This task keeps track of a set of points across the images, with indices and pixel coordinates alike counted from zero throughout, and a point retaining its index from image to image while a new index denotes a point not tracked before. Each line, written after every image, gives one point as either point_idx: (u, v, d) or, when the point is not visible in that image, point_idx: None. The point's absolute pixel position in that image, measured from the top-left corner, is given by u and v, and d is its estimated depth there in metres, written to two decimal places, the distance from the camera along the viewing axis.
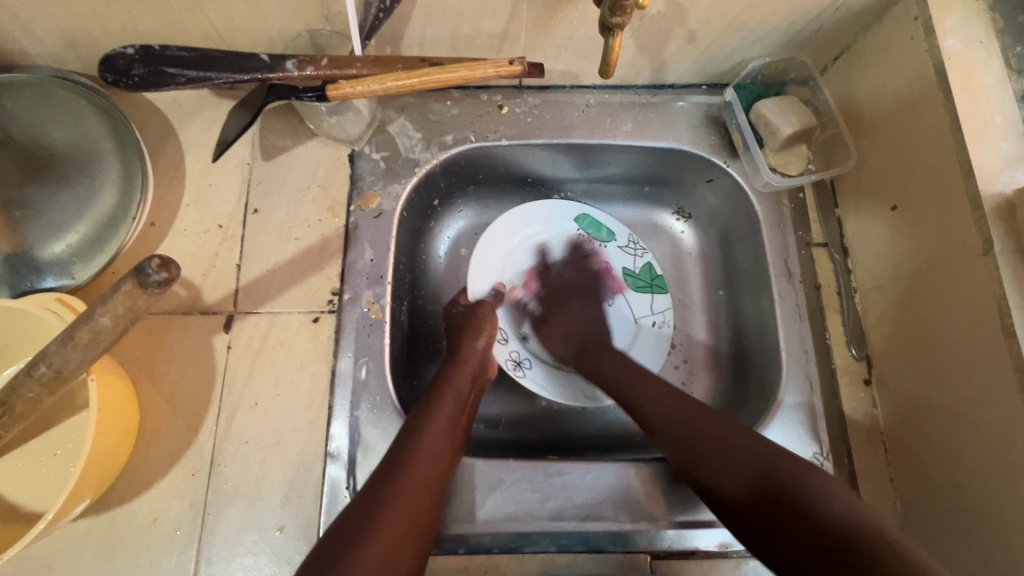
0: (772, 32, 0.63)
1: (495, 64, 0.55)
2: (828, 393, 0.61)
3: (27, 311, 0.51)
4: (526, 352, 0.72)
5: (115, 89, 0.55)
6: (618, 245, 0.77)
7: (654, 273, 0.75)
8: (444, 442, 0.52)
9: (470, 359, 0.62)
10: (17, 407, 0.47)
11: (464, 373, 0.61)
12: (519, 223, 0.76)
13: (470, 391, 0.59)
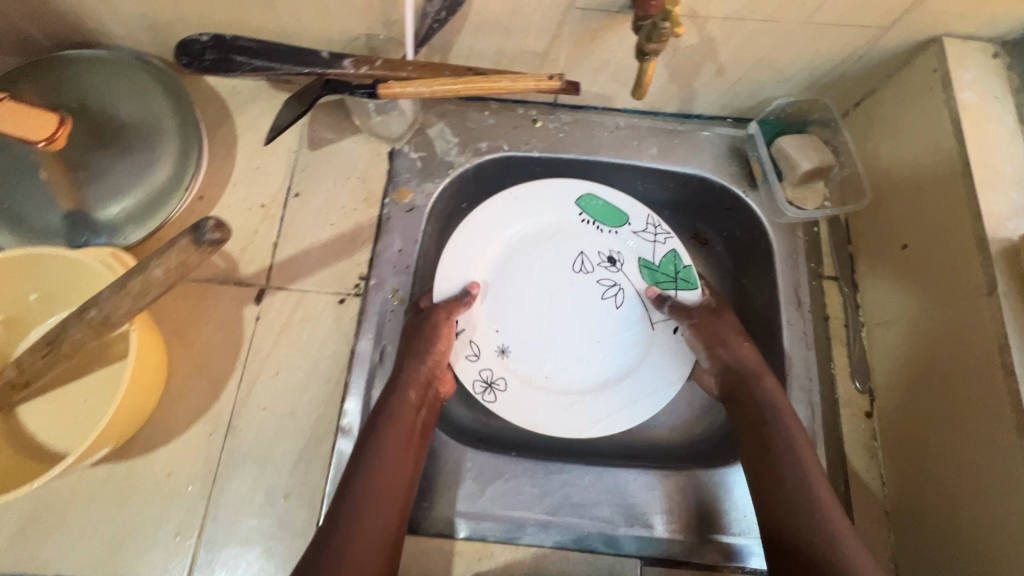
0: (798, 73, 0.67)
1: (536, 78, 0.59)
2: (829, 420, 0.63)
3: (86, 263, 0.55)
4: (499, 371, 0.66)
5: (188, 71, 0.62)
6: (634, 229, 0.73)
7: (677, 264, 0.71)
8: (393, 490, 0.53)
9: (415, 374, 0.59)
10: (64, 347, 0.51)
11: (409, 395, 0.58)
12: (512, 216, 0.72)
13: (416, 414, 0.57)
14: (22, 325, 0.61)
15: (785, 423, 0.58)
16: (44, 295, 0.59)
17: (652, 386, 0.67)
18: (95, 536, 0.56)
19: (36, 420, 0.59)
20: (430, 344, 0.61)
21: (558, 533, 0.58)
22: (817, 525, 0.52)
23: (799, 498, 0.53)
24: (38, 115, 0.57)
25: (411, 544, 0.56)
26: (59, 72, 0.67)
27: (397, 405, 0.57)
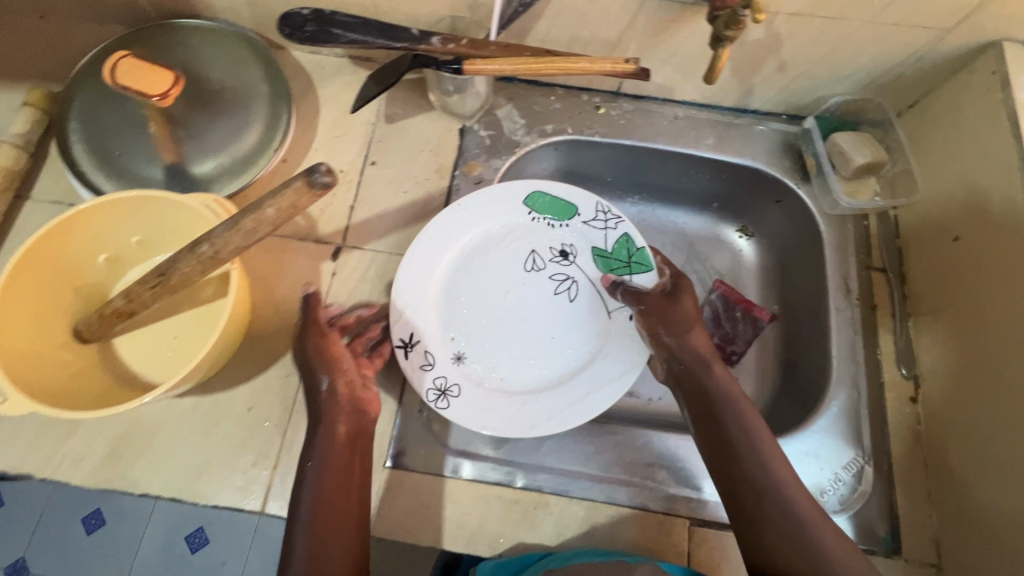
0: (856, 72, 0.70)
1: (613, 60, 0.63)
2: (874, 403, 0.65)
3: (192, 206, 0.59)
4: (454, 377, 0.63)
5: (289, 40, 0.67)
6: (584, 220, 0.70)
7: (630, 248, 0.69)
8: (343, 520, 0.49)
9: (329, 403, 0.54)
10: (173, 279, 0.55)
11: (332, 431, 0.52)
12: (461, 223, 0.69)
13: (345, 450, 0.52)
14: (123, 264, 0.66)
15: (753, 423, 0.54)
16: (146, 238, 0.65)
17: (613, 374, 0.64)
18: (180, 460, 0.60)
19: (134, 354, 0.64)
20: (330, 368, 0.55)
21: (607, 488, 0.61)
22: (796, 540, 0.47)
23: (774, 507, 0.49)
24: (156, 72, 0.62)
25: (472, 486, 0.60)
26: (167, 40, 0.73)
27: (324, 450, 0.52)
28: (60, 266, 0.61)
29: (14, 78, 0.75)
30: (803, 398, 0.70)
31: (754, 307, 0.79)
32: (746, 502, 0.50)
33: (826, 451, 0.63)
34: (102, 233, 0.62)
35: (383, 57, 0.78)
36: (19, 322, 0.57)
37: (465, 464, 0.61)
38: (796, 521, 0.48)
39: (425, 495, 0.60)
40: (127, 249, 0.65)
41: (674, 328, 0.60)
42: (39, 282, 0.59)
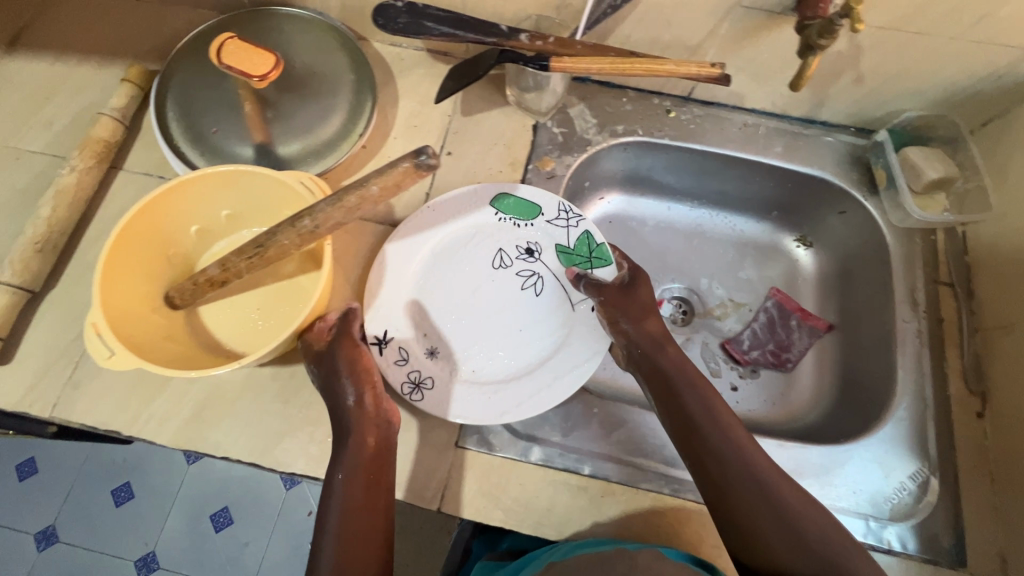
0: (933, 88, 0.71)
1: (699, 64, 0.65)
2: (940, 415, 0.65)
3: (289, 184, 0.62)
4: (427, 370, 0.63)
5: (382, 30, 0.70)
6: (547, 219, 0.71)
7: (591, 244, 0.69)
8: (370, 527, 0.52)
9: (357, 413, 0.56)
10: (270, 252, 0.57)
11: (365, 444, 0.55)
12: (431, 224, 0.70)
13: (374, 462, 0.55)
14: (211, 236, 0.69)
15: (711, 410, 0.59)
16: (235, 213, 0.67)
17: (576, 361, 0.64)
18: (258, 427, 0.62)
19: (220, 324, 0.67)
20: (360, 380, 0.58)
21: (672, 481, 0.62)
22: (772, 514, 0.52)
23: (747, 487, 0.54)
24: (260, 54, 0.65)
25: (541, 471, 0.61)
26: (261, 26, 0.76)
27: (353, 464, 0.54)
28: (157, 234, 0.63)
29: (113, 56, 0.79)
30: (863, 406, 0.71)
31: (810, 316, 0.81)
32: (718, 484, 0.54)
33: (891, 459, 0.64)
34: (197, 204, 0.65)
35: (461, 52, 0.81)
36: (121, 286, 0.59)
37: (534, 449, 0.62)
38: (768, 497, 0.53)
39: (495, 476, 0.61)
40: (216, 222, 0.68)
41: (631, 323, 0.64)
42: (139, 248, 0.62)
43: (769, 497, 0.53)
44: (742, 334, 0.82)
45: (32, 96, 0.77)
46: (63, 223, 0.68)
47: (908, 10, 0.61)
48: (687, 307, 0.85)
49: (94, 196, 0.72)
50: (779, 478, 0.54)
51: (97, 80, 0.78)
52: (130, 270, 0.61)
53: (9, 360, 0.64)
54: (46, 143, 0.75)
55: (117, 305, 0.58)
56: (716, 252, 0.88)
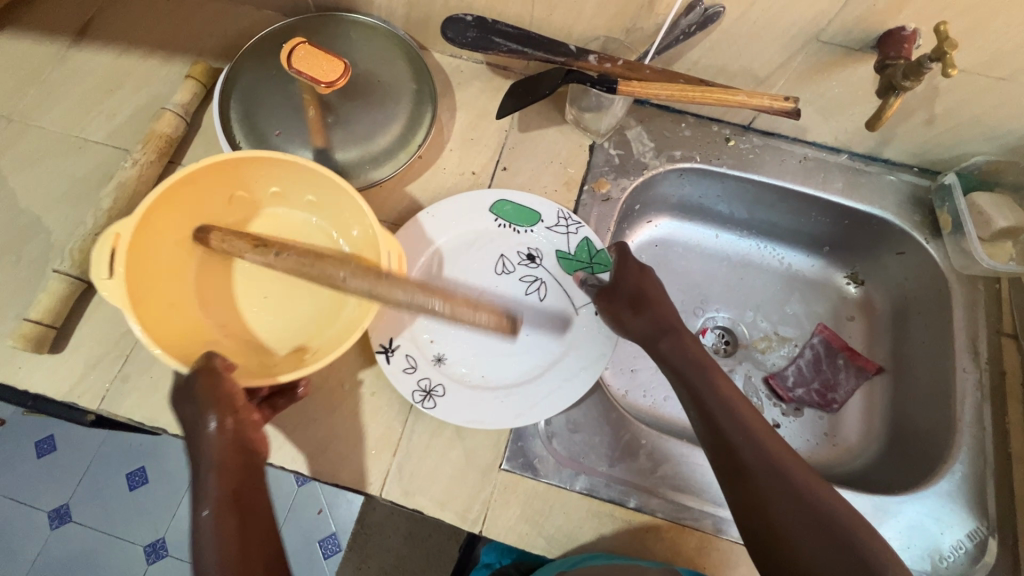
0: (1007, 134, 0.69)
1: (772, 97, 0.64)
2: (1000, 472, 0.63)
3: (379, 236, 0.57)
4: (438, 377, 0.62)
5: (450, 42, 0.71)
6: (547, 226, 0.71)
7: (592, 250, 0.69)
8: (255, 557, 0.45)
9: (217, 446, 0.48)
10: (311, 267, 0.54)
11: (230, 474, 0.48)
12: (432, 232, 0.70)
13: (239, 493, 0.48)
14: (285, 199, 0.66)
15: (721, 392, 0.55)
16: (317, 201, 0.64)
17: (585, 363, 0.64)
18: (301, 434, 0.62)
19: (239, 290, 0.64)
20: (220, 407, 0.49)
21: (719, 520, 0.60)
22: (789, 496, 0.49)
23: (761, 471, 0.50)
24: (329, 60, 0.65)
25: (586, 501, 0.60)
26: (327, 31, 0.76)
27: (218, 497, 0.47)
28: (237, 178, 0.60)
29: (179, 51, 0.80)
30: (916, 458, 0.69)
31: (859, 356, 0.79)
32: (732, 462, 0.51)
33: (948, 515, 0.62)
34: (292, 177, 0.62)
35: (521, 67, 0.80)
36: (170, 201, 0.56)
37: (579, 477, 0.61)
38: (789, 479, 0.50)
39: (539, 503, 0.60)
40: (296, 196, 0.65)
41: (626, 313, 0.61)
42: (211, 180, 0.58)
43: (790, 488, 0.49)
44: (787, 370, 0.80)
45: (97, 86, 0.78)
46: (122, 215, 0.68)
47: (996, 55, 0.59)
48: (729, 337, 0.83)
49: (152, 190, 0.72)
50: (801, 467, 0.51)
51: (161, 74, 0.79)
52: (188, 190, 0.57)
53: (61, 349, 0.65)
54: (108, 134, 0.75)
55: (154, 216, 0.54)
56: (762, 283, 0.86)
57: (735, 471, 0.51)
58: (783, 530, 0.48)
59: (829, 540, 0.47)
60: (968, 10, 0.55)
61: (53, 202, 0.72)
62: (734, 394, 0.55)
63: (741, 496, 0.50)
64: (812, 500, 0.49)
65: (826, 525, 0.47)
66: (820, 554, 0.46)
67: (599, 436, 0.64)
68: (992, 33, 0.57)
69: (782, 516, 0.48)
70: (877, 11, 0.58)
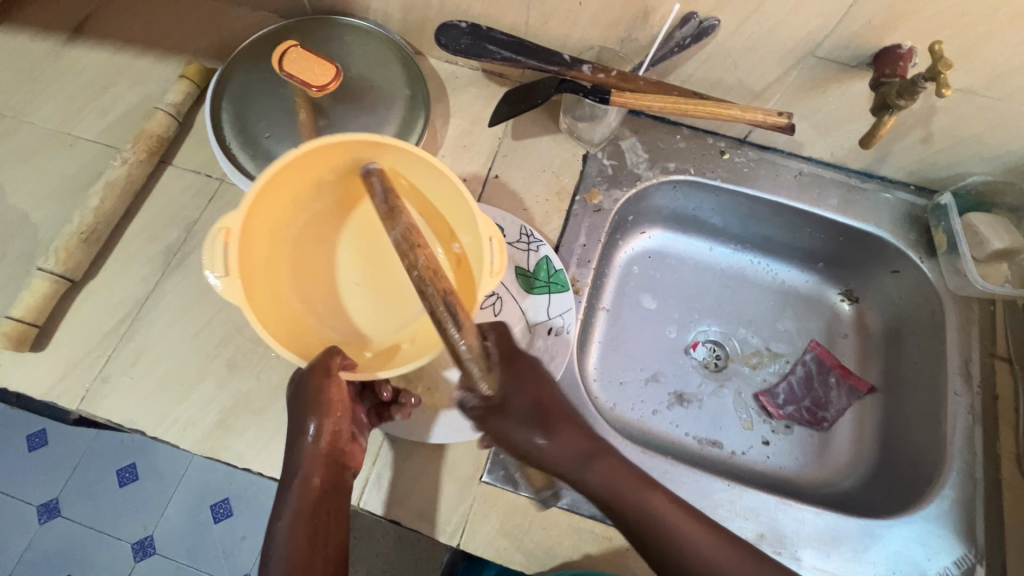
0: (1004, 155, 0.68)
1: (766, 111, 0.63)
2: (990, 499, 0.62)
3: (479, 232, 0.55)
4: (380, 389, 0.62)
5: (442, 49, 0.71)
6: (509, 241, 0.71)
7: (551, 270, 0.69)
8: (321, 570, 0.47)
9: (308, 454, 0.51)
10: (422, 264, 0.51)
11: (311, 483, 0.50)
12: None
13: (319, 503, 0.50)
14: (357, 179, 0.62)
15: (626, 495, 0.49)
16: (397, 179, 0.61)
17: None
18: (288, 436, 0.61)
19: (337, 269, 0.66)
20: (319, 412, 0.51)
21: None
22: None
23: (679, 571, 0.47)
24: (321, 65, 0.64)
25: (567, 517, 0.59)
26: (323, 35, 0.76)
27: (298, 503, 0.49)
28: (319, 166, 0.57)
29: (175, 51, 0.80)
30: (906, 482, 0.68)
31: (851, 375, 0.79)
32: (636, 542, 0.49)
33: (935, 541, 0.61)
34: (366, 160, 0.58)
35: (517, 75, 0.79)
36: (262, 200, 0.54)
37: (561, 492, 0.60)
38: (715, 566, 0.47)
39: (519, 517, 0.59)
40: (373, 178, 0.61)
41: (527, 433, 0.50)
42: (294, 168, 0.54)
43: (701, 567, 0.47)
44: (778, 387, 0.79)
45: (91, 84, 0.78)
46: (110, 214, 0.68)
47: (992, 75, 0.58)
48: (720, 352, 0.82)
49: (142, 189, 0.72)
50: (709, 538, 0.48)
51: (156, 74, 0.79)
52: (278, 187, 0.55)
53: (43, 348, 0.65)
54: (101, 132, 0.75)
55: (255, 215, 0.53)
56: (756, 298, 0.85)
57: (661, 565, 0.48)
58: None
59: None
60: (964, 28, 0.54)
61: (42, 199, 0.72)
62: (641, 484, 0.49)
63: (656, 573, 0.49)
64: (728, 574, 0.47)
65: None
66: None
67: None
68: (989, 52, 0.56)
69: None
70: (873, 27, 0.57)
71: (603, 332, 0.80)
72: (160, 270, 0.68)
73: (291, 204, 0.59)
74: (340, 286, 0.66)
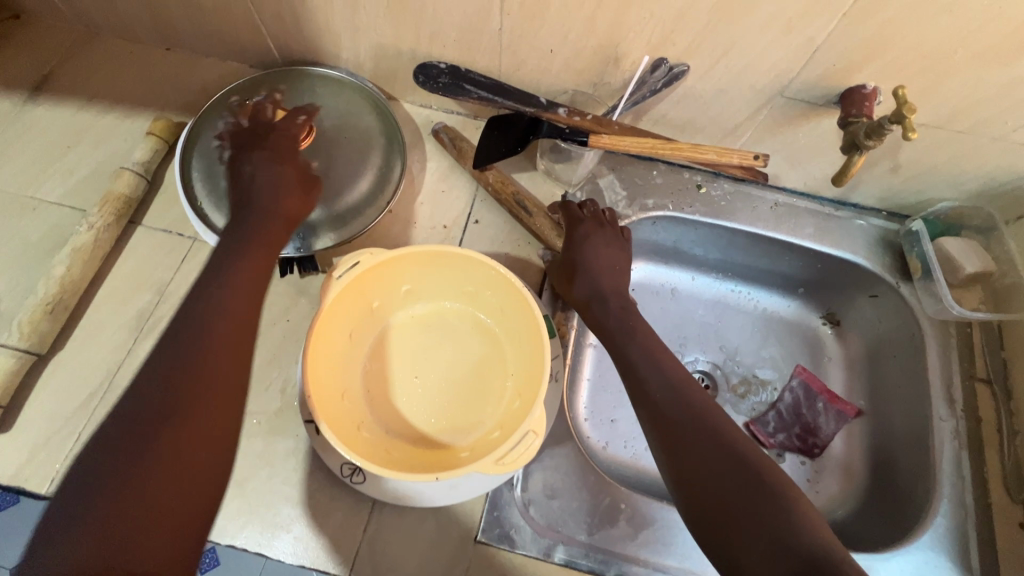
0: (970, 182, 0.70)
1: (741, 156, 0.63)
2: (981, 526, 0.63)
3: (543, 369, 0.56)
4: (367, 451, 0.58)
5: (422, 87, 0.71)
6: None
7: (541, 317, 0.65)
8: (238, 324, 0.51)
9: (278, 215, 0.62)
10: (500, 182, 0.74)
11: (212, 361, 0.46)
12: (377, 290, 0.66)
13: (227, 355, 0.48)
14: (475, 294, 0.65)
15: (670, 378, 0.55)
16: (495, 308, 0.65)
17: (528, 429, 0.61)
18: (272, 507, 0.59)
19: (404, 368, 0.64)
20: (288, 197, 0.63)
21: None
22: (706, 442, 0.50)
23: (700, 446, 0.50)
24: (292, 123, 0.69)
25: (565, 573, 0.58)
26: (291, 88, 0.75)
27: (197, 354, 0.46)
28: (455, 265, 0.62)
29: (141, 107, 0.78)
30: (897, 507, 0.69)
31: (838, 399, 0.78)
32: (662, 421, 0.53)
33: (932, 571, 0.61)
34: (486, 281, 0.62)
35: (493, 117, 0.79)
36: (400, 261, 0.60)
37: (558, 547, 0.59)
38: (711, 435, 0.50)
39: None
40: (482, 297, 0.65)
41: (568, 285, 0.66)
42: (445, 255, 0.61)
43: (715, 442, 0.50)
44: (767, 415, 0.78)
45: (54, 143, 0.75)
46: (77, 281, 0.66)
47: (954, 111, 0.60)
48: (710, 381, 0.81)
49: (110, 252, 0.70)
50: (737, 433, 0.51)
51: (122, 131, 0.77)
52: (428, 259, 0.61)
53: (8, 428, 0.61)
54: (65, 193, 0.73)
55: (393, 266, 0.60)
56: (740, 325, 0.85)
57: (661, 423, 0.53)
58: (713, 480, 0.48)
59: (766, 491, 0.46)
60: (923, 70, 0.56)
61: (6, 266, 0.69)
62: (686, 382, 0.56)
63: (675, 455, 0.50)
64: (745, 455, 0.49)
65: (759, 483, 0.46)
66: (748, 506, 0.45)
67: (577, 501, 0.61)
68: (948, 91, 0.58)
69: (714, 465, 0.48)
70: (837, 70, 0.58)
71: (591, 370, 0.79)
72: (131, 337, 0.66)
73: (432, 280, 0.65)
74: (392, 380, 0.63)
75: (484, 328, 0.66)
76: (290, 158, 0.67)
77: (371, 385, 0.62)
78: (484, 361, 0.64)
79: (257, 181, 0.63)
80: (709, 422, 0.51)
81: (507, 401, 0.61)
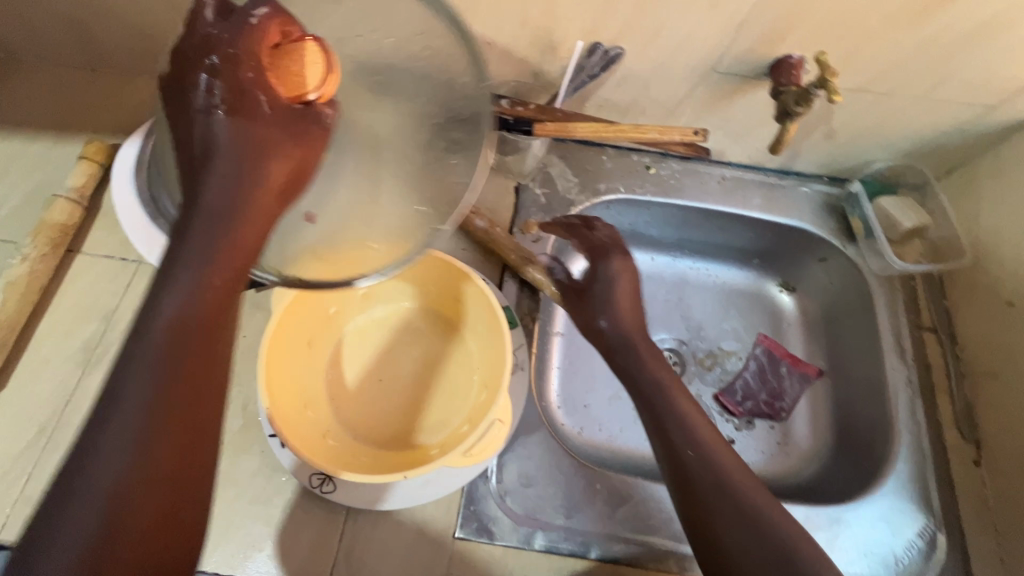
0: (902, 141, 0.73)
1: (682, 132, 0.67)
2: (939, 468, 0.65)
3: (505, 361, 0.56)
4: None
5: None
6: None
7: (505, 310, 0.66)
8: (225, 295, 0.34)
9: (256, 220, 0.34)
10: None
11: (161, 381, 0.33)
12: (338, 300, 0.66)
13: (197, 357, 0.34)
14: (435, 293, 0.65)
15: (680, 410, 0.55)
16: (456, 306, 0.64)
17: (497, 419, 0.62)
18: (242, 528, 0.57)
19: (369, 371, 0.63)
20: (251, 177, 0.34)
21: (678, 556, 0.60)
22: (721, 485, 0.50)
23: (715, 488, 0.50)
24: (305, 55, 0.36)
25: (546, 559, 0.58)
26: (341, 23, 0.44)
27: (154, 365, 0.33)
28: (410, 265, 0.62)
29: (71, 131, 0.75)
30: (862, 458, 0.71)
31: (800, 362, 0.80)
32: (675, 458, 0.52)
33: (899, 514, 0.63)
34: (445, 279, 0.62)
35: None
36: None
37: (537, 534, 0.59)
38: (723, 478, 0.50)
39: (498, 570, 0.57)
40: (442, 295, 0.65)
41: (592, 319, 0.64)
42: None
43: (730, 486, 0.50)
44: (735, 385, 0.80)
45: None
46: (13, 316, 0.62)
47: (879, 72, 0.62)
48: (677, 358, 0.82)
49: (49, 283, 0.67)
50: (751, 479, 0.51)
51: (52, 158, 0.74)
52: None
53: None
54: None
55: None
56: (701, 300, 0.87)
57: (674, 461, 0.52)
58: (725, 523, 0.48)
59: (776, 540, 0.46)
60: (843, 36, 0.59)
61: None
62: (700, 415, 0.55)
63: (687, 493, 0.51)
64: (762, 507, 0.48)
65: (772, 535, 0.46)
66: (759, 558, 0.46)
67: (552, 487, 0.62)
68: (868, 55, 0.60)
69: (725, 510, 0.48)
70: (764, 41, 0.60)
71: (561, 357, 0.80)
72: (79, 368, 0.63)
73: (391, 282, 0.64)
74: (357, 384, 0.62)
75: (447, 325, 0.66)
76: (250, 95, 0.35)
77: (336, 393, 0.61)
78: (448, 358, 0.64)
79: (211, 154, 0.34)
80: (722, 464, 0.51)
81: (473, 395, 0.61)
